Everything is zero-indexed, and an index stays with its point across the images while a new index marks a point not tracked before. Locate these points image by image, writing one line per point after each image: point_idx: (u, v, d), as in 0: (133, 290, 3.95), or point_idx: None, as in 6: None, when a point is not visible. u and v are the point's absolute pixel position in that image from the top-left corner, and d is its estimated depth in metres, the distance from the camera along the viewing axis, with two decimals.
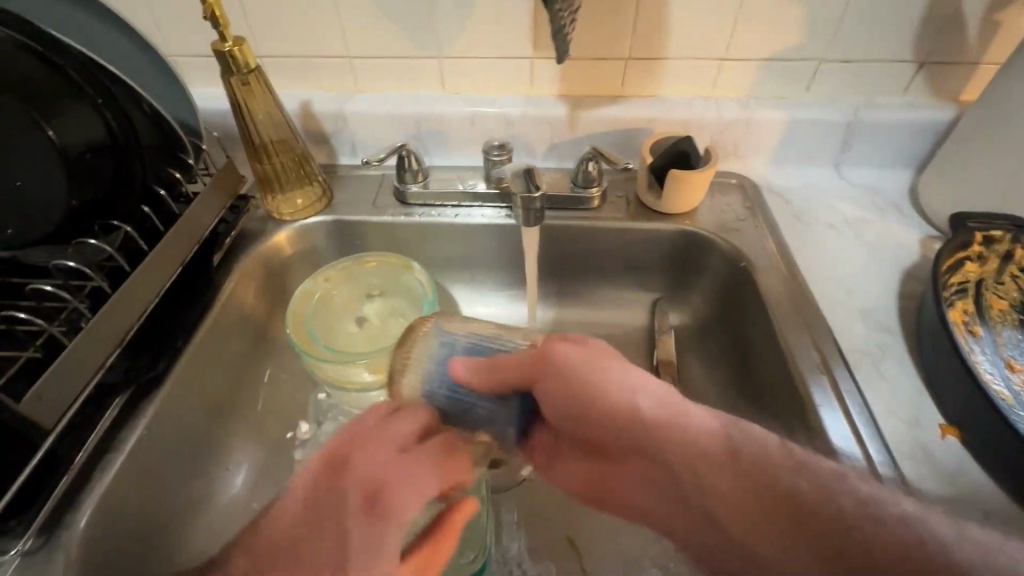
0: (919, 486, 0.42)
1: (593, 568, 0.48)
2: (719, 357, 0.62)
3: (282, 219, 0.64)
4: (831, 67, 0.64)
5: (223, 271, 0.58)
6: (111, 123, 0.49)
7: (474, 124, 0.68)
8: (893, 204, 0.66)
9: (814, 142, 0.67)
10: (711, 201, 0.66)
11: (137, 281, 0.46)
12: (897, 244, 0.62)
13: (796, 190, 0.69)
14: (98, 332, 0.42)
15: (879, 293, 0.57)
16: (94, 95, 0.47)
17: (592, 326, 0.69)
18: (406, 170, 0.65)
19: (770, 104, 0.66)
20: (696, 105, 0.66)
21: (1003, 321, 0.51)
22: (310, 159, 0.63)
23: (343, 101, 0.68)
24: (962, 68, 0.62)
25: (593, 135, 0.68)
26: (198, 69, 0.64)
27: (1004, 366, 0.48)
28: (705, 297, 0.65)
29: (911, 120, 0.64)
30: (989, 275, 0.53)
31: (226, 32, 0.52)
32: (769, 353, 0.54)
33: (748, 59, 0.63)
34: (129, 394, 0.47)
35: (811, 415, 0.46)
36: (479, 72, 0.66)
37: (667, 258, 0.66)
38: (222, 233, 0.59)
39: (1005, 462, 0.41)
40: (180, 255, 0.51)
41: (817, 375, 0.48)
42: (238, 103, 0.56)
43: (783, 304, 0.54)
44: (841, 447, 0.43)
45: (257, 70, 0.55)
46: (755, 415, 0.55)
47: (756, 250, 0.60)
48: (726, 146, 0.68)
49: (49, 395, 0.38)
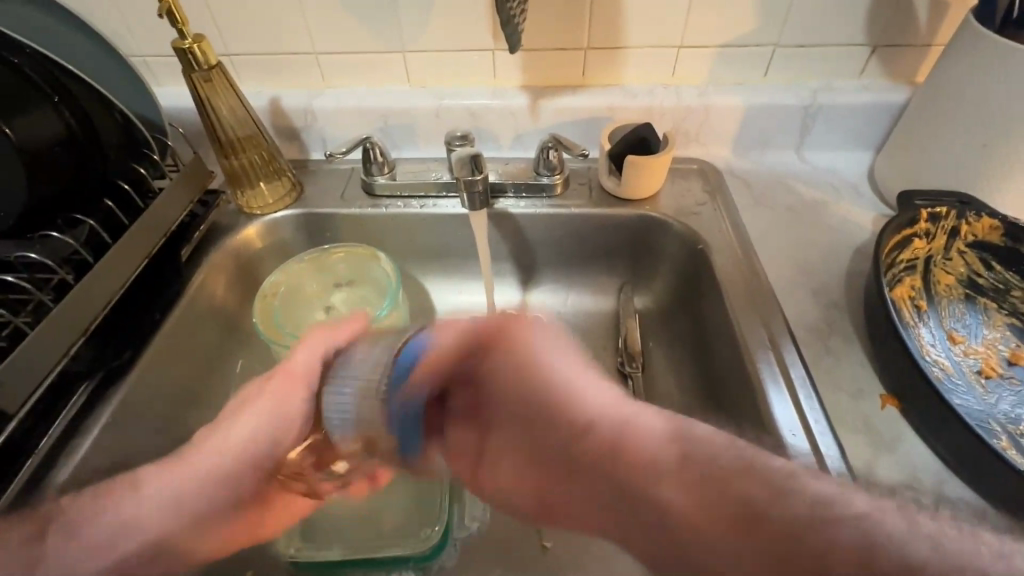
0: (858, 455, 0.44)
1: (552, 541, 0.50)
2: (680, 338, 0.63)
3: (252, 214, 0.65)
4: (786, 52, 0.65)
5: (192, 265, 0.59)
6: (71, 122, 0.51)
7: (439, 116, 0.69)
8: (851, 187, 0.68)
9: (774, 127, 0.69)
10: (672, 186, 0.67)
11: (102, 272, 0.48)
12: (853, 225, 0.63)
13: (758, 174, 0.70)
14: (63, 321, 0.44)
15: (830, 272, 0.58)
16: (52, 94, 0.49)
17: (560, 312, 0.70)
18: (371, 163, 0.66)
19: (728, 90, 0.67)
20: (656, 92, 0.67)
21: (949, 295, 0.54)
22: (277, 154, 0.64)
23: (311, 96, 0.69)
24: (916, 50, 0.64)
25: (556, 124, 0.69)
26: (164, 69, 0.65)
27: (945, 338, 0.51)
28: (666, 278, 0.66)
29: (866, 102, 0.66)
30: (938, 252, 0.54)
31: (185, 30, 0.53)
32: (724, 333, 0.55)
33: (704, 46, 0.64)
34: (96, 381, 0.49)
35: (758, 392, 0.48)
36: (442, 64, 0.67)
37: (629, 242, 0.67)
38: (192, 228, 0.60)
39: (940, 428, 0.43)
40: (145, 248, 0.52)
41: (765, 351, 0.50)
42: (203, 100, 0.57)
43: (738, 288, 0.55)
44: (784, 419, 0.45)
45: (219, 66, 0.57)
46: (711, 392, 0.56)
47: (715, 233, 0.61)
48: (687, 132, 0.70)
49: (10, 381, 0.40)
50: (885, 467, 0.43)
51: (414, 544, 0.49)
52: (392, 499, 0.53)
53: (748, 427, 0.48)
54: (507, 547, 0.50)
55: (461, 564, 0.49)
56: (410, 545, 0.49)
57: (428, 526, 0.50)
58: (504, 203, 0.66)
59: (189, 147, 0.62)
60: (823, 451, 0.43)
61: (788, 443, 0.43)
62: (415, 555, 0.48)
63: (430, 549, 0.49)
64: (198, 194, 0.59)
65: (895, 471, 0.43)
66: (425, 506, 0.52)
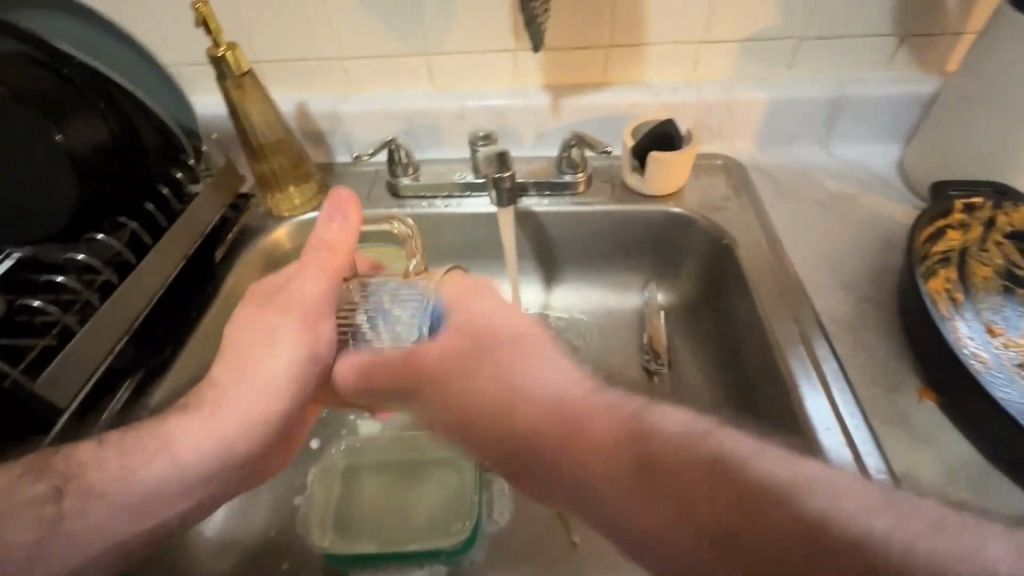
0: (896, 448, 0.44)
1: (583, 536, 0.50)
2: (707, 334, 0.63)
3: (281, 216, 0.66)
4: (811, 44, 0.64)
5: (226, 266, 0.61)
6: (115, 128, 0.53)
7: (463, 117, 0.69)
8: (881, 179, 0.66)
9: (799, 121, 0.68)
10: (697, 182, 0.67)
11: (141, 273, 0.49)
12: (884, 218, 0.62)
13: (784, 169, 0.69)
14: (105, 321, 0.46)
15: (861, 266, 0.57)
16: (98, 101, 0.52)
17: (584, 311, 0.70)
18: (397, 164, 0.67)
19: (752, 85, 0.67)
20: (679, 89, 0.67)
21: (987, 288, 0.52)
22: (305, 157, 0.65)
23: (337, 101, 0.70)
24: (946, 39, 0.63)
25: (578, 123, 0.69)
26: (199, 79, 0.67)
27: (983, 331, 0.49)
28: (691, 275, 0.66)
29: (894, 93, 0.65)
30: (974, 243, 0.53)
31: (219, 38, 0.55)
32: (752, 329, 0.54)
33: (727, 41, 0.64)
34: (138, 378, 0.51)
35: (790, 387, 0.47)
36: (464, 66, 0.68)
37: (653, 239, 0.67)
38: (225, 229, 0.62)
39: (983, 421, 0.42)
40: (182, 248, 0.54)
41: (796, 346, 0.50)
42: (235, 106, 0.59)
43: (768, 283, 0.55)
44: (816, 414, 0.45)
45: (250, 73, 0.58)
46: (740, 388, 0.56)
47: (741, 228, 0.61)
48: (711, 127, 0.69)
49: (63, 376, 0.42)
50: (925, 461, 0.43)
51: (443, 540, 0.49)
52: (422, 495, 0.53)
53: (781, 422, 0.48)
54: (538, 542, 0.50)
55: (490, 559, 0.49)
56: (441, 539, 0.49)
57: (457, 522, 0.50)
58: (527, 202, 0.66)
59: (222, 151, 0.64)
60: (857, 445, 0.42)
61: (821, 438, 0.43)
62: (446, 549, 0.48)
63: (458, 547, 0.48)
64: (230, 196, 0.60)
65: (935, 465, 0.42)
66: (455, 504, 0.52)
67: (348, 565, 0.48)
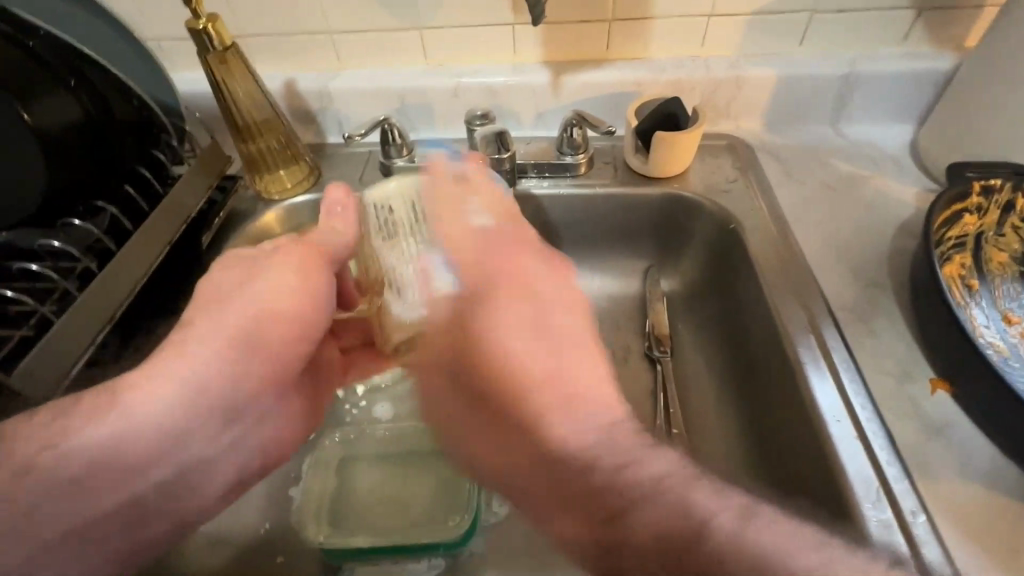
0: (908, 442, 0.42)
1: None
2: (711, 321, 0.62)
3: (271, 199, 0.64)
4: (824, 18, 0.61)
5: (213, 251, 0.58)
6: (90, 108, 0.51)
7: (458, 95, 0.66)
8: (894, 161, 0.64)
9: (808, 99, 0.65)
10: (701, 163, 0.64)
11: (122, 261, 0.47)
12: (897, 201, 0.60)
13: (792, 149, 0.66)
14: (84, 309, 0.44)
15: (873, 252, 0.55)
16: (69, 79, 0.49)
17: (584, 296, 0.68)
18: (390, 145, 0.64)
19: (761, 61, 0.64)
20: (684, 65, 0.64)
21: (1002, 274, 0.50)
22: (295, 138, 0.62)
23: (327, 78, 0.67)
24: (964, 13, 0.60)
25: (580, 101, 0.66)
26: (181, 54, 0.64)
27: (1000, 320, 0.48)
28: (695, 259, 0.64)
29: (909, 70, 0.62)
30: (990, 228, 0.52)
31: (199, 9, 0.51)
32: (760, 317, 0.53)
33: (736, 14, 0.61)
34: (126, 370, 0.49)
35: (798, 377, 0.46)
36: (459, 41, 0.65)
37: (656, 222, 0.65)
38: (212, 214, 0.60)
39: (1000, 413, 0.41)
40: (165, 235, 0.51)
41: (805, 334, 0.48)
42: (218, 82, 0.56)
43: (775, 267, 0.53)
44: (826, 404, 0.43)
45: (234, 47, 0.55)
46: (746, 378, 0.55)
47: (747, 212, 0.59)
48: (717, 106, 0.66)
49: (39, 368, 0.40)
50: (940, 456, 0.41)
51: (437, 532, 0.48)
52: (417, 486, 0.52)
53: (790, 413, 0.47)
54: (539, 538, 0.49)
55: (490, 553, 0.48)
56: (437, 532, 0.48)
57: (454, 516, 0.49)
58: (526, 183, 0.64)
59: (205, 131, 0.62)
60: (870, 437, 0.41)
61: (831, 429, 0.42)
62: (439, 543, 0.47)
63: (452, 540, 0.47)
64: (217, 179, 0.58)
65: (950, 460, 0.41)
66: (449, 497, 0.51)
67: (345, 561, 0.47)
